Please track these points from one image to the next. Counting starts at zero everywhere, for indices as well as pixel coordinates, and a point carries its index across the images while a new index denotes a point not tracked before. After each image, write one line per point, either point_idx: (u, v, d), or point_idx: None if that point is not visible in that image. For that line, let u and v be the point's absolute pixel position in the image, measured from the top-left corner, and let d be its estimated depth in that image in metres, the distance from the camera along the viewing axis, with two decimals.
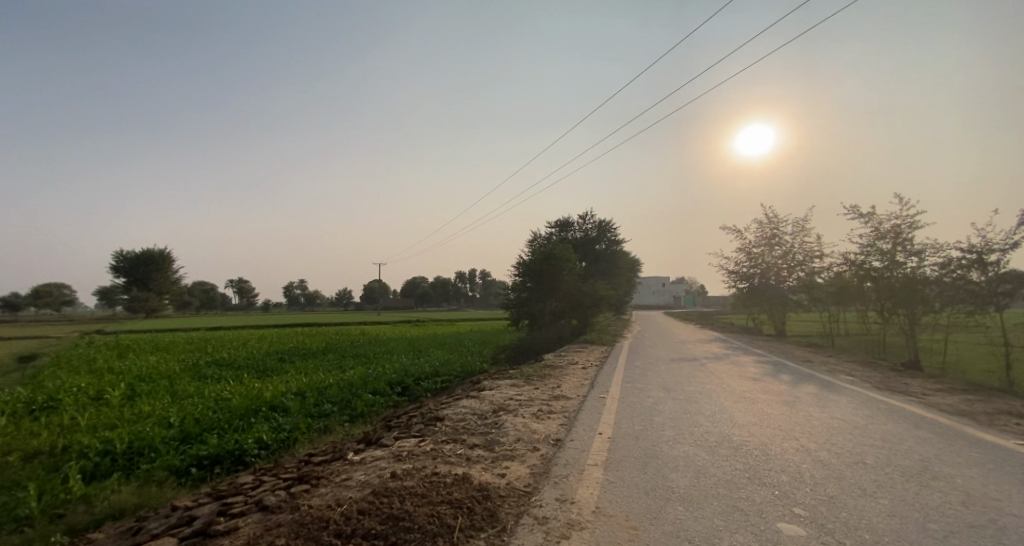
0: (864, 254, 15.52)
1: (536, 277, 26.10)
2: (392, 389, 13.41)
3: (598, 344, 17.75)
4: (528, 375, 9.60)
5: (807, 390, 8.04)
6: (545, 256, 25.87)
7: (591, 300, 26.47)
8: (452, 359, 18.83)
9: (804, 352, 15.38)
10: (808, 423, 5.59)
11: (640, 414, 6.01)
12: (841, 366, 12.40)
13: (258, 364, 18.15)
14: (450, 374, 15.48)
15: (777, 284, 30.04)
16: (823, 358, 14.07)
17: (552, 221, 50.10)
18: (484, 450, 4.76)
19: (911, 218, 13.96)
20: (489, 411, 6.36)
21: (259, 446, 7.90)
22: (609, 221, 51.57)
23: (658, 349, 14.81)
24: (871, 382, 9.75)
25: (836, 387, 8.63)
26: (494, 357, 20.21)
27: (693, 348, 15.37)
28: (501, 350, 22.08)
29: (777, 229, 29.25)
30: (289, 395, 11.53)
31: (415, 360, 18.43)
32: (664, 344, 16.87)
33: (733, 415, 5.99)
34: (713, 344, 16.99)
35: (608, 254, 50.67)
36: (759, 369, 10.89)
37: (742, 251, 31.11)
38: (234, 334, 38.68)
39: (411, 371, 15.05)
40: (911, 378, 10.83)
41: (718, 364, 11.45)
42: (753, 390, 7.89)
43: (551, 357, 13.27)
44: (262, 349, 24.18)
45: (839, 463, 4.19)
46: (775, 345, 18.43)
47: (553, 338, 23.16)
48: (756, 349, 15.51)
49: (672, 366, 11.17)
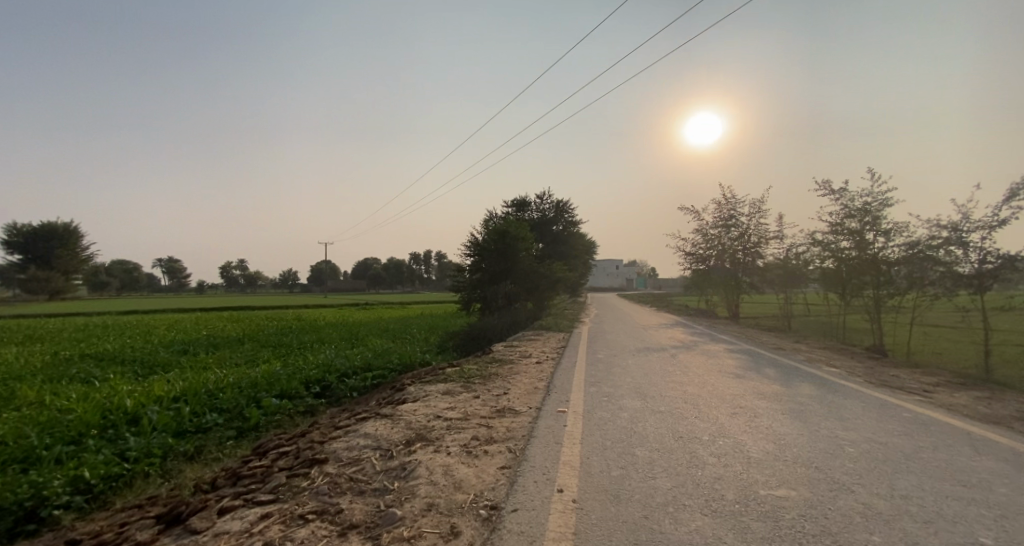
0: (831, 234, 14.72)
1: (489, 257, 24.06)
2: (309, 389, 11.13)
3: (555, 330, 16.20)
4: (468, 375, 7.69)
5: (801, 388, 6.75)
6: (499, 234, 23.82)
7: (547, 283, 24.92)
8: (390, 349, 16.68)
9: (769, 337, 14.50)
10: (838, 449, 4.08)
11: (616, 444, 4.22)
12: (813, 352, 11.54)
13: (149, 358, 14.92)
14: (384, 368, 13.34)
15: (732, 266, 29.84)
16: (790, 344, 13.25)
17: (509, 201, 48.06)
18: (365, 538, 2.75)
19: (884, 195, 13.11)
20: (400, 445, 4.34)
21: (74, 489, 5.40)
22: (567, 202, 50.26)
23: (620, 337, 13.39)
24: (854, 372, 8.77)
25: (826, 381, 7.44)
26: (439, 346, 18.24)
27: (655, 335, 14.15)
28: (448, 338, 20.11)
29: (735, 211, 28.82)
30: (163, 405, 8.90)
31: (346, 351, 16.09)
32: (624, 331, 15.58)
33: (735, 435, 4.46)
34: (675, 330, 15.90)
35: (565, 236, 49.46)
36: (733, 358, 9.65)
37: (699, 233, 30.59)
38: (146, 320, 33.88)
39: (336, 365, 12.75)
40: (891, 365, 9.92)
41: (687, 354, 10.13)
42: (741, 390, 6.48)
43: (500, 348, 11.41)
44: (167, 340, 20.63)
45: (935, 538, 2.64)
46: (736, 329, 17.71)
47: (508, 323, 21.35)
48: (721, 335, 14.45)
49: (639, 357, 9.70)
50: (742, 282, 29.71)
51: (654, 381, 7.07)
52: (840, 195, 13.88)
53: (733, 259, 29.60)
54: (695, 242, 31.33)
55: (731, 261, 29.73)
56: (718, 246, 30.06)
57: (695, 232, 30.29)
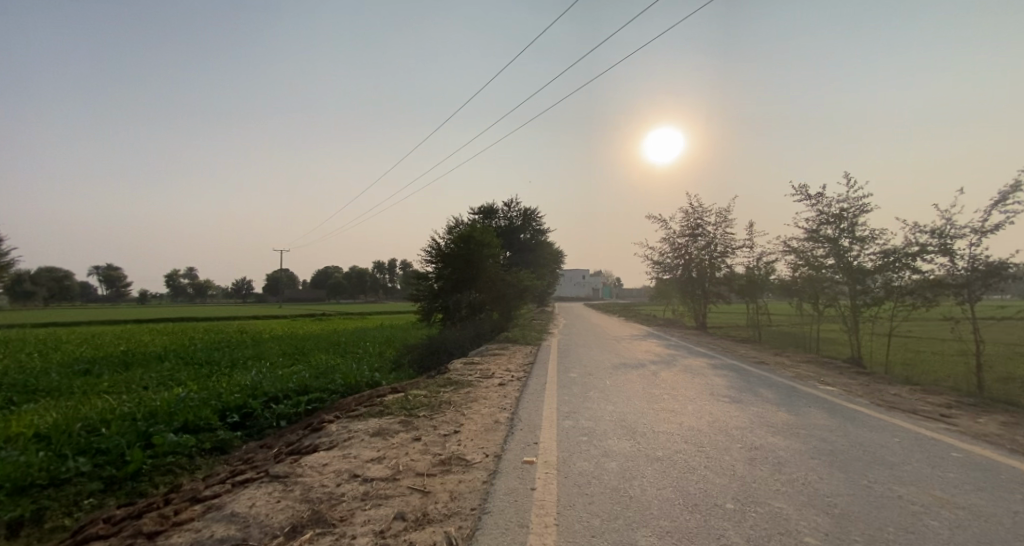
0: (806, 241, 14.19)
1: (453, 264, 22.45)
2: (223, 420, 9.23)
3: (521, 343, 14.86)
4: (412, 404, 6.15)
5: (810, 413, 5.73)
6: (463, 240, 22.28)
7: (514, 292, 23.53)
8: (334, 366, 14.82)
9: (746, 349, 13.70)
10: (914, 522, 2.90)
11: (608, 524, 2.85)
12: (796, 366, 10.76)
13: (30, 381, 12.31)
14: (323, 391, 11.50)
15: (699, 275, 29.58)
16: (769, 355, 12.50)
17: (475, 208, 46.63)
18: None
19: (862, 202, 12.63)
20: (276, 538, 2.77)
21: None
22: (534, 210, 49.39)
23: (591, 350, 12.25)
24: (850, 390, 7.91)
25: (831, 403, 6.48)
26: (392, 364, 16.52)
27: (628, 347, 13.12)
28: (404, 352, 18.36)
29: (702, 220, 28.64)
30: (8, 449, 6.78)
31: (281, 370, 14.07)
32: (595, 342, 14.48)
33: (763, 492, 3.30)
34: (649, 342, 14.93)
35: (533, 244, 48.43)
36: (719, 374, 8.62)
37: (667, 242, 30.21)
38: (62, 332, 29.88)
39: (263, 389, 10.83)
40: (882, 381, 9.15)
41: (667, 369, 9.02)
42: (745, 418, 5.37)
43: (458, 366, 9.90)
44: (70, 357, 17.62)
45: None
46: (708, 340, 17.03)
47: (473, 335, 19.70)
48: (698, 347, 13.51)
49: (617, 374, 8.50)
50: (708, 291, 29.53)
51: (639, 407, 5.87)
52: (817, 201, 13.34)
53: (700, 269, 29.38)
54: (662, 251, 30.95)
55: (698, 271, 29.49)
56: (685, 255, 29.77)
57: (663, 240, 29.88)
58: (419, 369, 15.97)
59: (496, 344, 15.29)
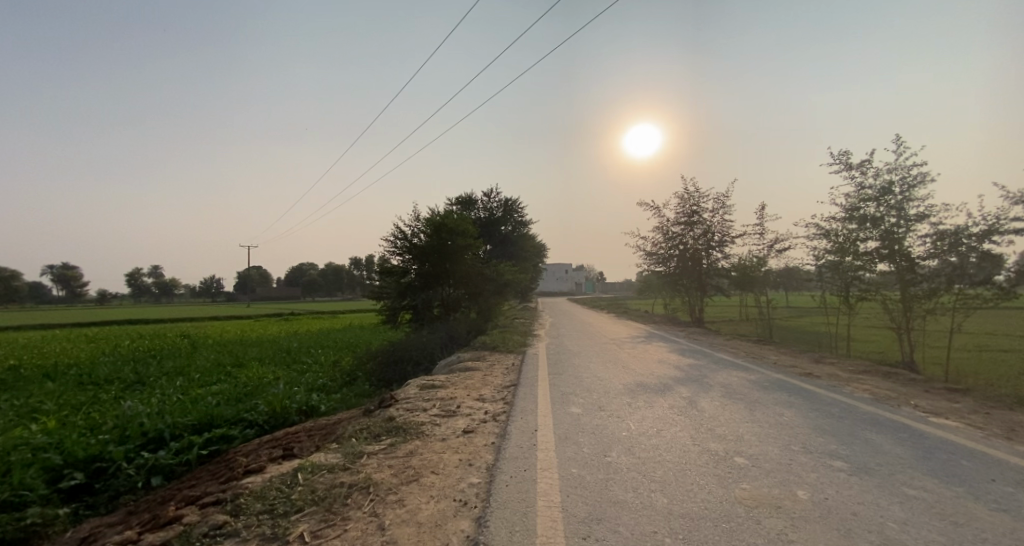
0: (841, 223, 11.88)
1: (425, 257, 19.39)
2: (52, 488, 6.12)
3: (502, 349, 12.23)
4: (292, 500, 3.31)
5: (1015, 501, 3.22)
6: (434, 229, 19.20)
7: (494, 289, 20.73)
8: (264, 385, 11.78)
9: (776, 354, 11.28)
10: None
11: None
12: (852, 377, 8.46)
13: None
14: (232, 426, 8.56)
15: (695, 267, 27.39)
16: (808, 362, 10.18)
17: (453, 198, 43.61)
18: None
19: (917, 173, 10.16)
20: None
21: None
22: (515, 200, 46.62)
23: (592, 361, 9.64)
24: (976, 425, 5.46)
25: (1005, 465, 4.00)
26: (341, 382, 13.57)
27: (634, 354, 10.62)
28: (360, 362, 15.40)
29: (698, 207, 26.38)
30: None
31: (190, 393, 10.93)
32: (592, 348, 11.97)
33: None
34: (656, 345, 12.48)
35: (515, 237, 45.77)
36: (781, 400, 6.11)
37: (661, 231, 27.81)
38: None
39: (142, 429, 7.85)
40: (989, 403, 6.73)
41: (705, 393, 6.49)
42: (926, 528, 2.78)
43: (409, 394, 7.08)
44: None
45: None
46: (720, 340, 14.68)
47: (448, 339, 16.71)
48: (719, 354, 11.01)
49: (637, 405, 5.93)
50: (705, 285, 27.41)
51: (711, 493, 3.27)
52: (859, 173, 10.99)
53: (696, 259, 27.20)
54: (655, 242, 28.65)
55: (694, 263, 27.30)
56: (680, 246, 27.53)
57: (655, 229, 27.53)
58: (376, 385, 13.09)
59: (472, 351, 12.57)
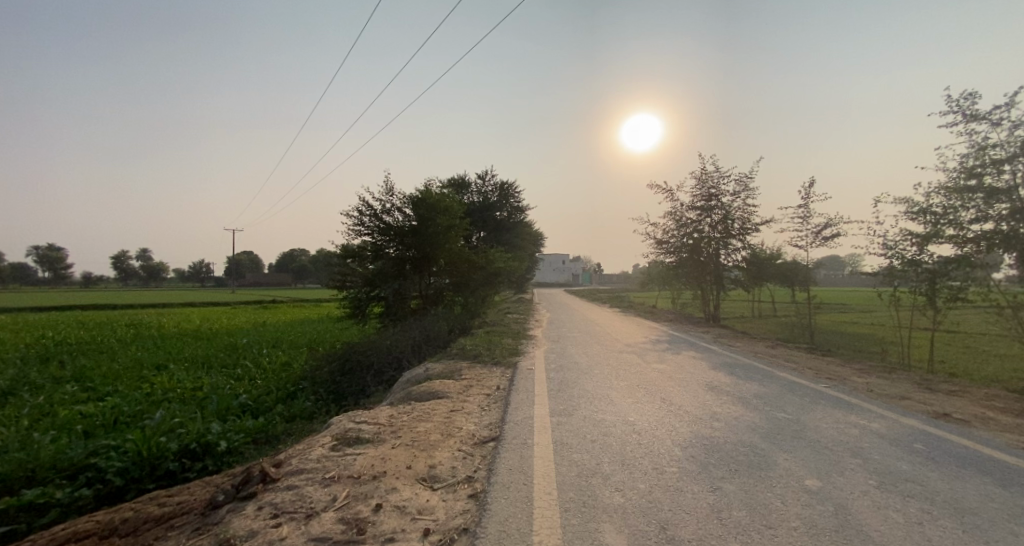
0: (940, 196, 8.91)
1: (402, 239, 16.25)
2: None
3: (487, 358, 9.25)
4: None
5: None
6: (415, 206, 16.07)
7: (483, 278, 17.65)
8: (161, 405, 8.62)
9: (856, 373, 8.38)
10: None
11: None
12: (1015, 421, 5.54)
13: None
14: (55, 487, 5.45)
15: (711, 258, 24.44)
16: (910, 388, 7.32)
17: (445, 180, 40.43)
18: None
19: None
20: None
21: None
22: (511, 184, 43.42)
23: (611, 385, 6.69)
24: None
25: None
26: (278, 400, 10.45)
27: (665, 372, 7.68)
28: (311, 368, 12.24)
29: (717, 189, 23.33)
30: None
31: (46, 418, 7.75)
32: (606, 358, 9.00)
33: None
34: (687, 356, 9.55)
35: (511, 224, 42.65)
36: (995, 496, 3.21)
37: (674, 217, 24.77)
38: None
39: None
40: None
41: (837, 473, 3.57)
42: None
43: (303, 463, 3.97)
44: None
45: None
46: (763, 347, 11.74)
47: (427, 338, 13.55)
48: (781, 372, 8.09)
49: (725, 513, 2.99)
50: (721, 277, 24.50)
51: None
52: (978, 125, 7.96)
53: (713, 249, 24.27)
54: (667, 229, 25.60)
55: (711, 252, 24.36)
56: (695, 233, 24.50)
57: (667, 215, 24.49)
58: (321, 409, 10.02)
59: (447, 360, 9.56)
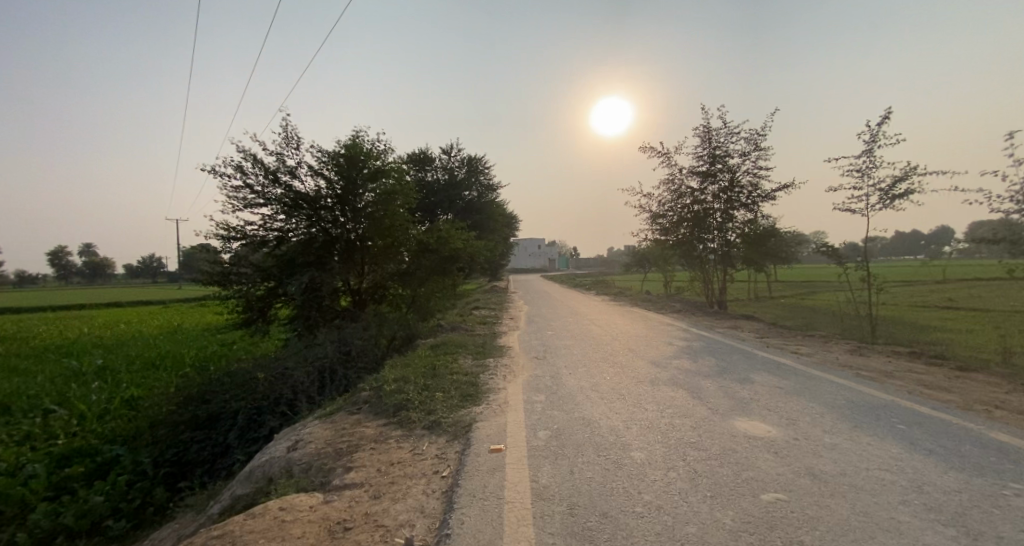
0: None
1: (319, 211, 11.65)
2: None
3: (417, 412, 4.95)
4: None
5: None
6: (341, 165, 11.67)
7: (438, 264, 13.06)
8: None
9: None
10: None
11: None
12: None
13: None
14: None
15: (716, 232, 20.78)
16: None
17: (405, 156, 35.90)
18: None
19: None
20: None
21: None
22: (481, 158, 38.90)
23: (702, 531, 2.55)
24: None
25: None
26: (51, 494, 5.81)
27: (784, 452, 3.58)
28: (149, 418, 7.50)
29: (721, 150, 19.52)
30: None
31: None
32: (639, 407, 4.87)
33: None
34: (770, 388, 5.51)
35: (480, 204, 37.96)
36: None
37: (670, 184, 20.96)
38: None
39: None
40: None
41: None
42: None
43: None
44: None
45: None
46: (847, 354, 7.90)
47: (351, 352, 8.99)
48: (983, 426, 4.21)
49: None
50: (726, 255, 20.81)
51: None
52: None
53: (716, 222, 20.55)
54: (661, 200, 21.72)
55: (713, 226, 20.65)
56: (696, 204, 20.73)
57: (663, 183, 20.63)
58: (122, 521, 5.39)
59: (344, 419, 5.17)
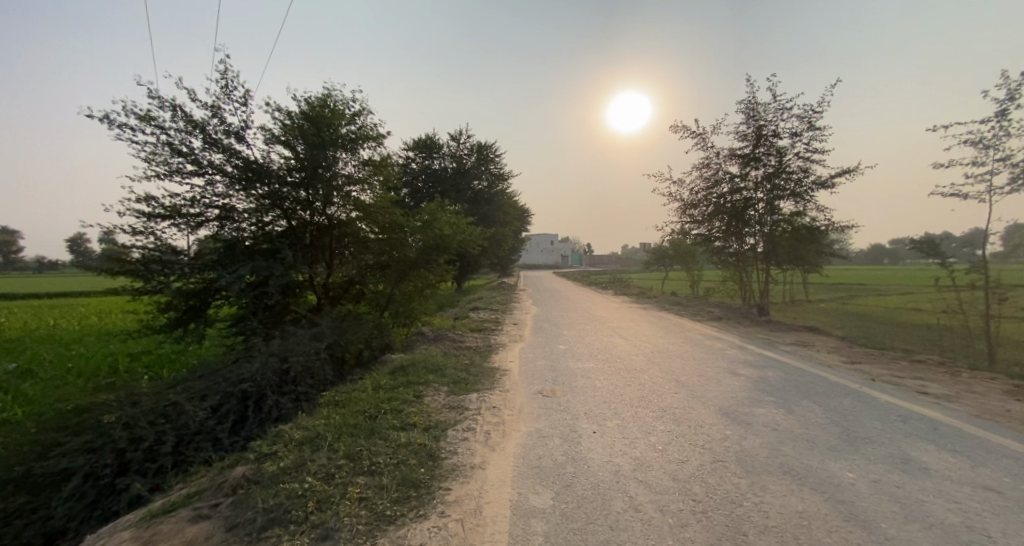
0: None
1: (278, 186, 9.25)
2: None
3: (302, 534, 2.54)
4: None
5: None
6: (303, 128, 9.30)
7: (425, 255, 10.61)
8: None
9: None
10: None
11: None
12: None
13: None
14: None
15: (755, 226, 17.95)
16: None
17: (410, 141, 33.62)
18: None
19: None
20: None
21: None
22: (491, 145, 36.38)
23: None
24: None
25: None
26: None
27: None
28: None
29: (768, 131, 16.72)
30: None
31: None
32: (747, 545, 2.38)
33: None
34: (980, 490, 2.92)
35: (490, 195, 35.55)
36: None
37: (705, 170, 18.23)
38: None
39: None
40: None
41: None
42: None
43: None
44: None
45: None
46: (1012, 400, 5.26)
47: (295, 369, 6.57)
48: None
49: None
50: (772, 249, 17.67)
51: None
52: None
53: (756, 215, 17.73)
54: (693, 187, 18.99)
55: (752, 220, 17.86)
56: (734, 193, 17.93)
57: (695, 168, 17.91)
58: None
59: (170, 537, 2.72)
